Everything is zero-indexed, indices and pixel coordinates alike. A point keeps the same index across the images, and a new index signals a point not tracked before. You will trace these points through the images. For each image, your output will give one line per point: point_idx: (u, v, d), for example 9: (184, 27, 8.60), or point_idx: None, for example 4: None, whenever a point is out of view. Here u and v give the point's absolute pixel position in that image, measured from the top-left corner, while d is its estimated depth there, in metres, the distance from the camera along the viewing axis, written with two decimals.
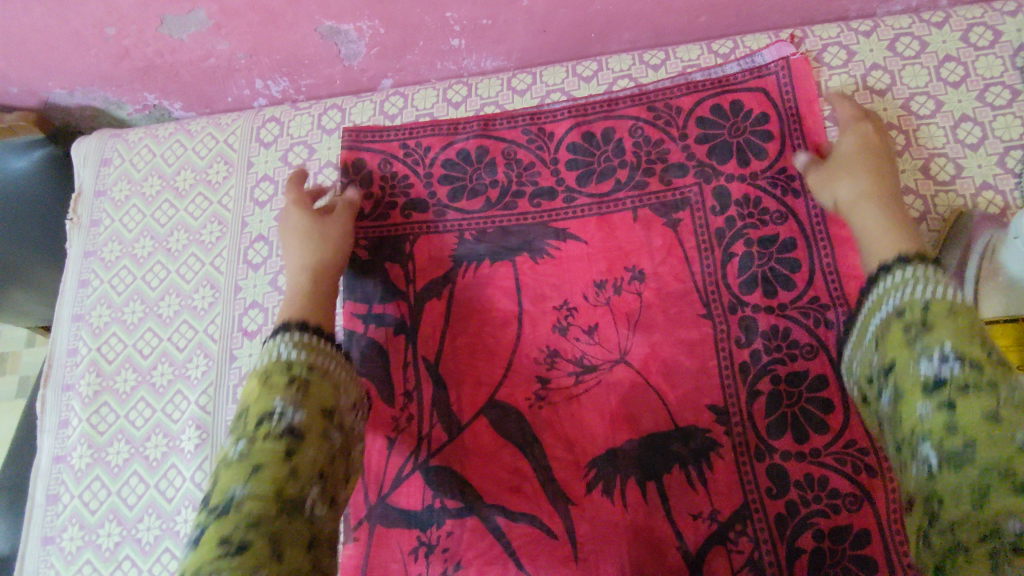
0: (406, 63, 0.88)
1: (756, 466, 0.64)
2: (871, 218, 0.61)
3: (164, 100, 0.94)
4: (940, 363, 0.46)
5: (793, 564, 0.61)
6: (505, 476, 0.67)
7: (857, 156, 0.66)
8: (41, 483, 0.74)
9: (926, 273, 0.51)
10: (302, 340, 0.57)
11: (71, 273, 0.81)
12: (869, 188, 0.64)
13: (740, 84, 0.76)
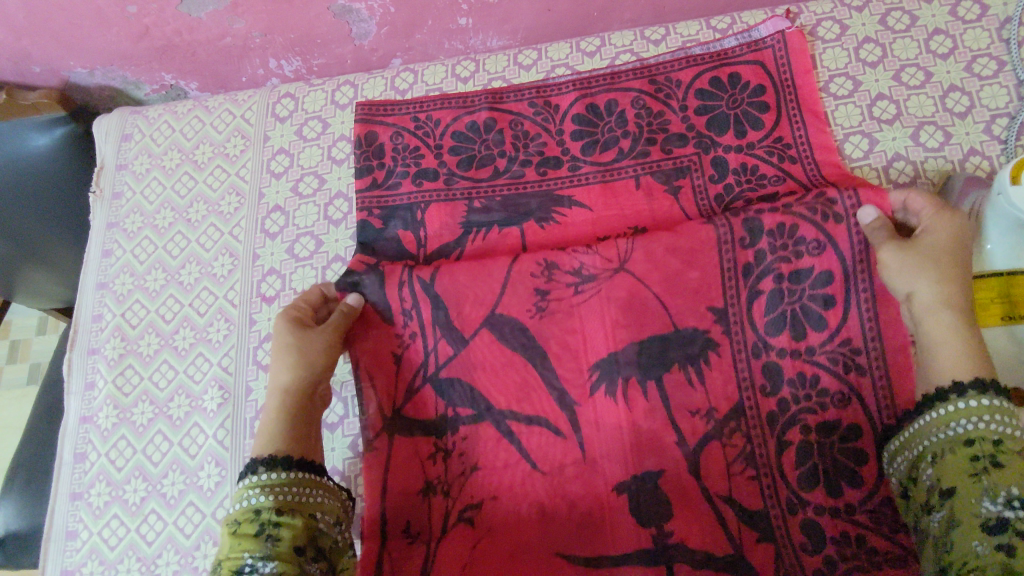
0: (416, 42, 0.91)
1: (753, 362, 0.66)
2: (948, 335, 0.58)
3: (181, 80, 0.97)
4: (1006, 507, 0.49)
5: (781, 455, 0.63)
6: (505, 392, 0.68)
7: (944, 254, 0.60)
8: (68, 442, 0.77)
9: (1002, 409, 0.53)
10: (273, 483, 0.57)
11: (95, 243, 0.84)
12: (948, 294, 0.59)
13: (740, 56, 0.80)
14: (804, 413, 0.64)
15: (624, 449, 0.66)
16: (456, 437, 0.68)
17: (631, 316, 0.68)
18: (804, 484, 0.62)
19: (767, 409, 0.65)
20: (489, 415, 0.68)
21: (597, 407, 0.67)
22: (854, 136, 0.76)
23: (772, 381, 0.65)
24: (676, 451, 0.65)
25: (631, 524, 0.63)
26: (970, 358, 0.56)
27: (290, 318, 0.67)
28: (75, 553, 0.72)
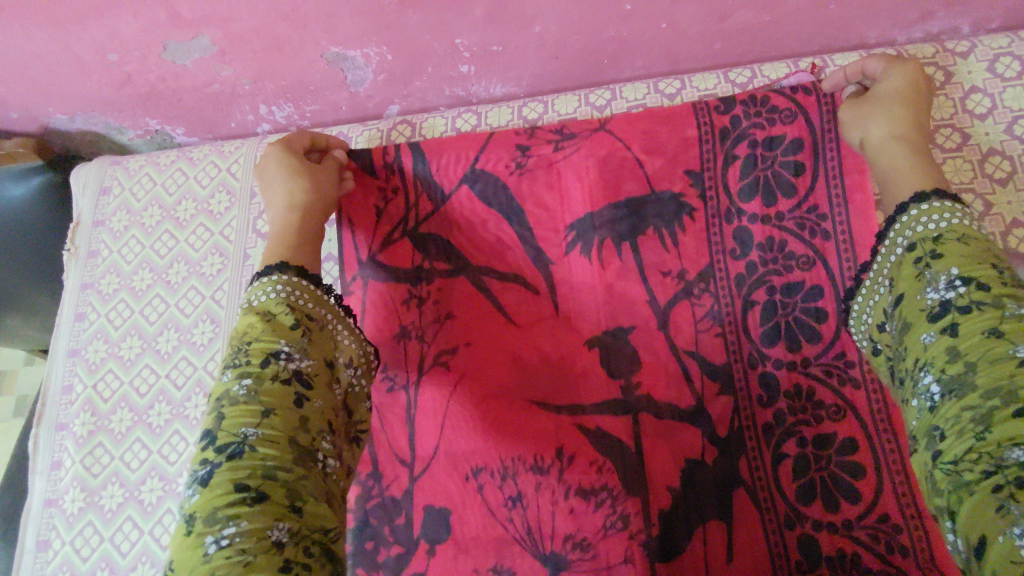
0: (414, 89, 0.86)
1: (749, 375, 0.62)
2: (901, 161, 0.54)
3: (166, 126, 0.92)
4: (947, 290, 0.45)
5: (778, 473, 0.59)
6: (492, 412, 0.65)
7: (898, 94, 0.58)
8: (31, 527, 0.71)
9: (948, 209, 0.49)
10: (295, 285, 0.55)
11: (68, 305, 0.79)
12: (899, 128, 0.56)
13: (771, 95, 0.69)
14: (800, 424, 0.60)
15: (598, 302, 0.67)
16: (430, 287, 0.69)
17: (627, 352, 0.65)
18: (802, 496, 0.58)
19: (764, 419, 0.61)
20: (464, 272, 0.69)
21: (572, 266, 0.68)
22: None
23: (742, 246, 0.65)
24: (647, 311, 0.65)
25: (601, 385, 0.65)
26: (921, 169, 0.53)
27: (283, 144, 0.65)
28: None
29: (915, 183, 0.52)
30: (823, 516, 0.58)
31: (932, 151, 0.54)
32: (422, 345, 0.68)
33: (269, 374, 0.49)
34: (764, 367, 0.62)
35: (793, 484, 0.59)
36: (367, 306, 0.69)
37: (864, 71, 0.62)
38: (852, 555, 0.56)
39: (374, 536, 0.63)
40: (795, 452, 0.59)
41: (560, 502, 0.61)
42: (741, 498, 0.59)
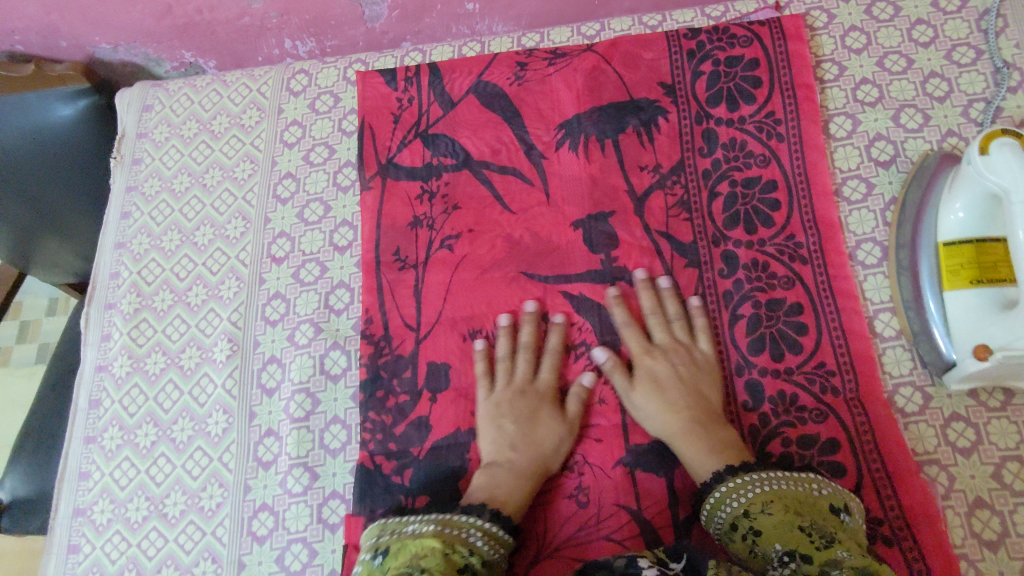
0: (424, 26, 0.96)
1: (714, 250, 0.76)
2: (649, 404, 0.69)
3: (199, 58, 1.02)
4: (780, 565, 0.53)
5: (734, 329, 0.73)
6: (498, 285, 0.78)
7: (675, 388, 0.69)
8: (84, 389, 0.81)
9: (763, 482, 0.59)
10: (490, 531, 0.60)
11: (116, 205, 0.90)
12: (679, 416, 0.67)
13: (746, 26, 0.84)
14: (755, 291, 0.74)
15: (584, 191, 0.80)
16: (440, 181, 0.83)
17: (603, 240, 0.78)
18: (753, 348, 0.72)
19: (723, 288, 0.75)
20: (466, 166, 0.83)
21: (562, 160, 0.82)
22: (837, 117, 0.81)
23: (708, 144, 0.80)
24: (625, 198, 0.80)
25: (584, 258, 0.78)
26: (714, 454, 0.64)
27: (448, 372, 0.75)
28: (87, 492, 0.76)
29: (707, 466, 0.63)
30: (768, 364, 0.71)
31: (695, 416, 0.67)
32: (431, 232, 0.81)
33: (458, 540, 0.58)
34: (726, 245, 0.76)
35: (745, 339, 0.72)
36: (388, 200, 0.83)
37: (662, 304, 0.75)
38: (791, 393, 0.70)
39: (384, 387, 0.75)
40: (748, 314, 0.73)
41: (545, 353, 0.75)
42: (699, 350, 0.73)
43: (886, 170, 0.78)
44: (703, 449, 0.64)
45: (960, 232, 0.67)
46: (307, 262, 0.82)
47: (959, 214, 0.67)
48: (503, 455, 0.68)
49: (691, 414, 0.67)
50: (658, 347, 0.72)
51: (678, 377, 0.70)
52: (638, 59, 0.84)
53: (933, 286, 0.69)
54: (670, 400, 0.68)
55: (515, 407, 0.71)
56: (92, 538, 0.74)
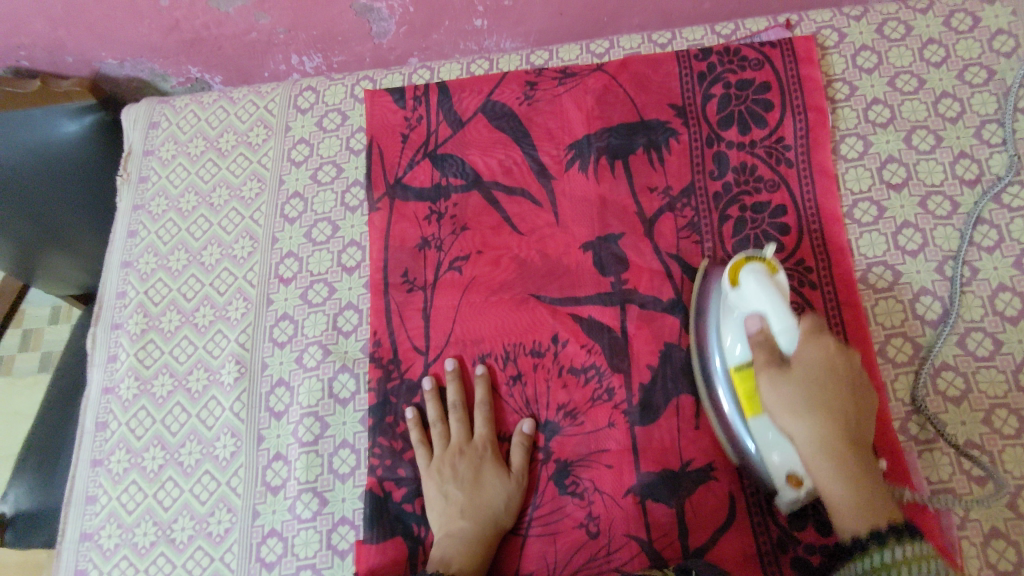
0: (432, 43, 0.96)
1: None
2: (836, 489, 0.55)
3: (206, 73, 1.01)
4: None
5: None
6: (507, 308, 0.77)
7: (816, 380, 0.57)
8: (90, 411, 0.80)
9: (913, 551, 0.50)
10: None
11: (122, 223, 0.89)
12: (831, 440, 0.56)
13: (757, 47, 0.83)
14: None
15: (594, 212, 0.80)
16: (449, 202, 0.82)
17: (614, 263, 0.78)
18: None
19: None
20: (476, 187, 0.83)
21: (571, 181, 0.82)
22: (848, 138, 0.80)
23: (718, 167, 0.80)
24: (634, 220, 0.79)
25: (594, 281, 0.77)
26: (868, 514, 0.54)
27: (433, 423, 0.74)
28: (94, 516, 0.76)
29: (857, 522, 0.54)
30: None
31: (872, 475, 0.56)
32: (440, 253, 0.81)
33: None
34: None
35: None
36: (396, 222, 0.82)
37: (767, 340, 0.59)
38: None
39: (395, 411, 0.75)
40: None
41: (554, 378, 0.74)
42: None
43: (898, 192, 0.77)
44: (840, 483, 0.55)
45: (730, 287, 0.63)
46: (315, 283, 0.82)
47: (734, 343, 0.63)
48: (452, 523, 0.68)
49: (847, 437, 0.57)
50: (796, 372, 0.58)
51: (816, 378, 0.57)
52: (648, 79, 0.84)
53: (733, 412, 0.64)
54: (837, 459, 0.56)
55: (458, 470, 0.71)
56: (99, 563, 0.74)
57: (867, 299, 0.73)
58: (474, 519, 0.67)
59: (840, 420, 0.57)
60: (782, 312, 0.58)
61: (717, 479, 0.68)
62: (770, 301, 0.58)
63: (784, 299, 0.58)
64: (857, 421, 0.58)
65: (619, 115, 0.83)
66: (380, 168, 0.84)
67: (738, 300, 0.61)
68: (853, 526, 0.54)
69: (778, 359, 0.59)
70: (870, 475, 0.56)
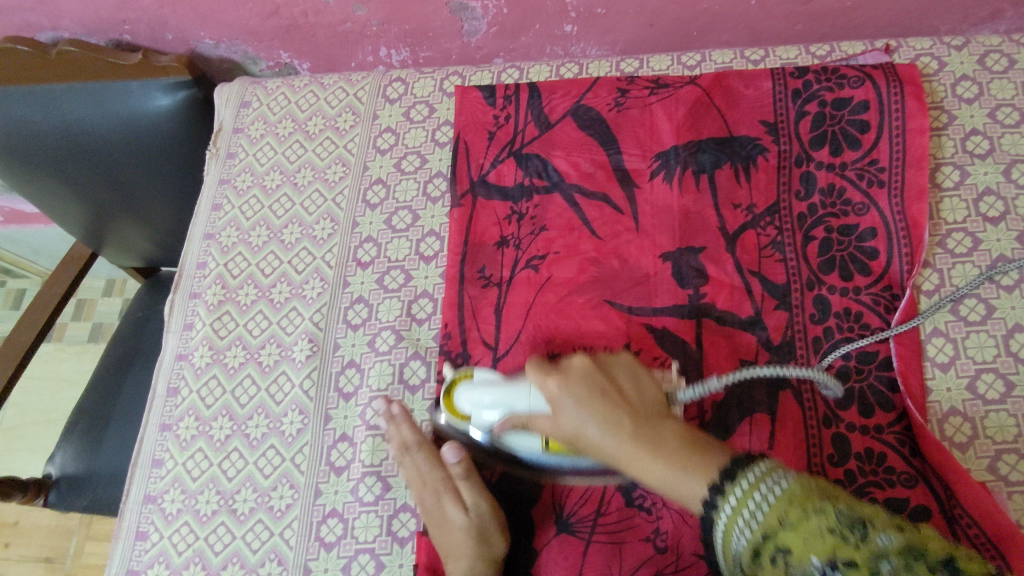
0: (519, 45, 0.96)
1: (806, 293, 0.75)
2: (653, 470, 0.54)
3: (295, 60, 1.04)
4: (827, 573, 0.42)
5: (822, 376, 0.71)
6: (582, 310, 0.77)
7: (589, 418, 0.58)
8: (162, 376, 0.82)
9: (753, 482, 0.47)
10: None
11: (207, 196, 0.91)
12: (627, 442, 0.56)
13: (858, 67, 0.81)
14: (845, 341, 0.72)
15: (676, 221, 0.79)
16: (530, 202, 0.83)
17: (692, 274, 0.77)
18: (841, 403, 0.70)
19: (814, 334, 0.73)
20: (558, 189, 0.83)
21: (655, 190, 0.81)
22: (945, 166, 0.78)
23: (805, 187, 0.79)
24: (716, 234, 0.78)
25: (670, 292, 0.77)
26: (695, 475, 0.52)
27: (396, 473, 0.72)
28: (159, 480, 0.77)
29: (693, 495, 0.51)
30: (856, 420, 0.69)
31: (654, 428, 0.57)
32: (518, 251, 0.81)
33: None
34: (819, 290, 0.75)
35: (834, 390, 0.70)
36: (477, 216, 0.83)
37: (525, 424, 0.64)
38: (879, 452, 0.67)
39: None
40: (837, 365, 0.71)
41: None
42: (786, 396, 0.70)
43: (995, 226, 0.75)
44: (681, 473, 0.52)
45: (538, 442, 0.66)
46: (391, 270, 0.83)
47: (517, 442, 0.67)
48: (441, 568, 0.66)
49: (629, 421, 0.57)
50: (581, 409, 0.59)
51: (598, 408, 0.58)
52: (740, 94, 0.83)
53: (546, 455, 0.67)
54: (598, 408, 0.58)
55: (428, 506, 0.69)
56: (160, 527, 0.74)
57: (956, 331, 0.71)
58: (460, 566, 0.65)
59: (606, 414, 0.58)
60: (517, 395, 0.64)
61: None
62: (499, 394, 0.65)
63: (507, 380, 0.66)
64: (612, 383, 0.61)
65: (708, 127, 0.82)
66: (464, 162, 0.85)
67: (472, 419, 0.68)
68: (689, 486, 0.52)
69: (544, 421, 0.62)
70: (646, 417, 0.58)
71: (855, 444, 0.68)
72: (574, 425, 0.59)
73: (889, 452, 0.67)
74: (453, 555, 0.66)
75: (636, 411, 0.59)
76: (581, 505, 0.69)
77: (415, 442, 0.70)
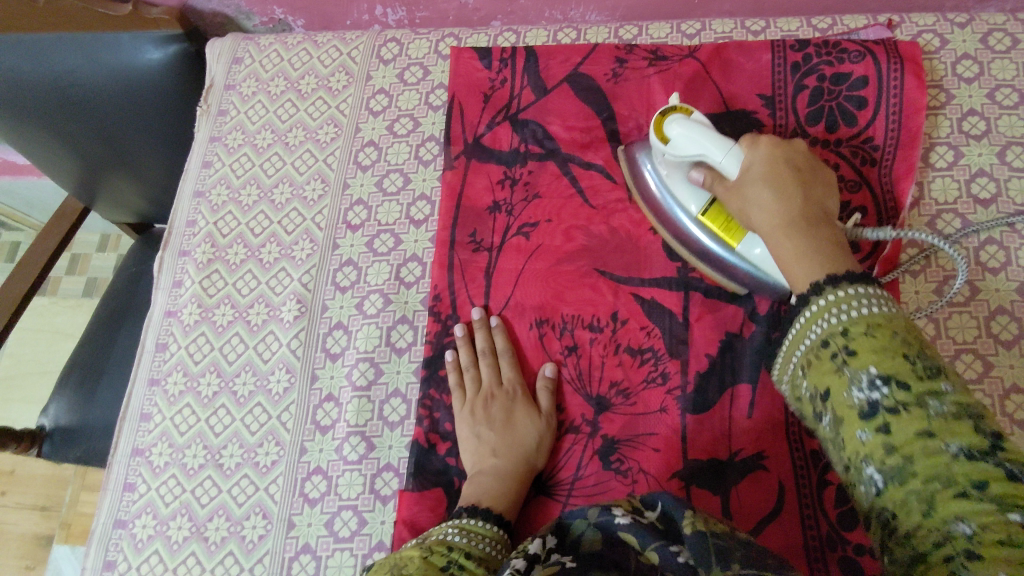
0: (518, 8, 0.95)
1: None
2: (840, 286, 0.52)
3: (290, 16, 1.02)
4: (869, 390, 0.47)
5: None
6: (570, 279, 0.77)
7: (760, 173, 0.62)
8: (152, 332, 0.82)
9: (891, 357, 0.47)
10: (462, 526, 0.60)
11: (198, 153, 0.91)
12: (801, 238, 0.57)
13: (859, 42, 0.80)
14: None
15: None
16: (524, 169, 0.82)
17: None
18: None
19: None
20: (551, 157, 0.82)
21: None
22: (939, 146, 0.78)
23: None
24: None
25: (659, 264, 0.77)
26: (862, 283, 0.52)
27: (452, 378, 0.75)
28: (147, 434, 0.78)
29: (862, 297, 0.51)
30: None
31: (832, 236, 0.57)
32: (509, 218, 0.80)
33: (437, 542, 0.57)
34: None
35: None
36: (468, 181, 0.82)
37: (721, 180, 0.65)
38: None
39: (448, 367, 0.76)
40: None
41: (611, 355, 0.74)
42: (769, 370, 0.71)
43: (985, 208, 0.75)
44: (826, 267, 0.55)
45: (700, 204, 0.69)
46: (381, 233, 0.83)
47: (688, 194, 0.70)
48: (483, 460, 0.69)
49: (816, 230, 0.58)
50: (775, 191, 0.60)
51: (781, 177, 0.61)
52: (739, 66, 0.82)
53: (699, 230, 0.70)
54: (779, 179, 0.61)
55: (487, 412, 0.72)
56: (148, 479, 0.76)
57: (939, 311, 0.72)
58: (496, 463, 0.68)
59: (802, 225, 0.58)
60: (716, 144, 0.64)
61: (768, 474, 0.67)
62: (706, 139, 0.65)
63: (709, 130, 0.65)
64: (808, 209, 0.60)
65: (705, 97, 0.82)
66: (457, 126, 0.85)
67: (671, 150, 0.67)
68: (849, 289, 0.52)
69: (725, 184, 0.65)
70: (829, 238, 0.57)
71: None
72: (774, 214, 0.59)
73: None
74: (506, 453, 0.69)
75: (813, 207, 0.60)
76: (559, 469, 0.71)
77: (515, 358, 0.75)
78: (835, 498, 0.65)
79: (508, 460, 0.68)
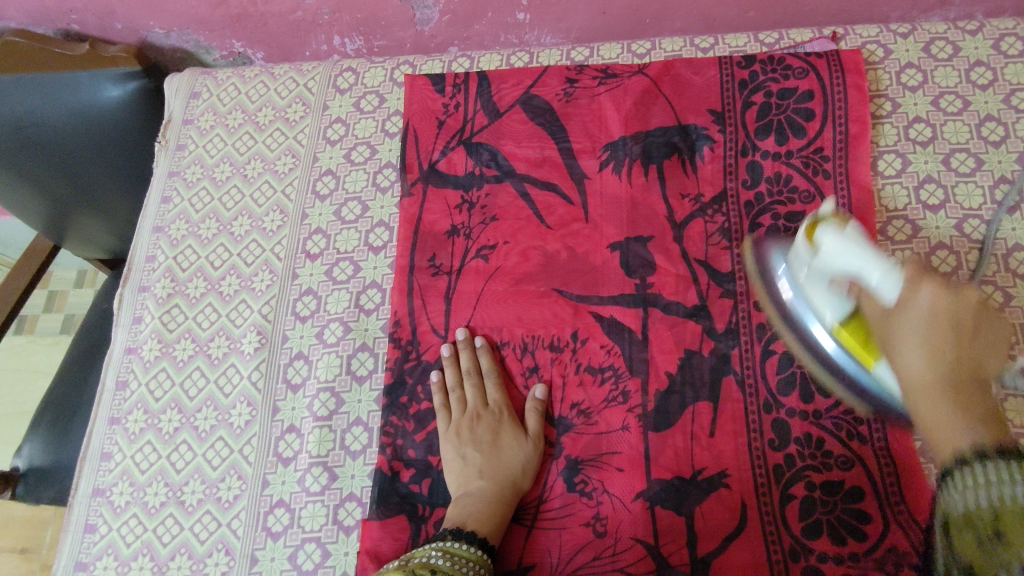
0: (473, 33, 0.96)
1: (752, 282, 0.75)
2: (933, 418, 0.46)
3: (249, 49, 1.03)
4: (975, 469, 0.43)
5: (765, 362, 0.71)
6: (529, 300, 0.77)
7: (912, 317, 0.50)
8: (112, 369, 0.82)
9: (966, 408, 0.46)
10: (446, 548, 0.61)
11: (156, 188, 0.91)
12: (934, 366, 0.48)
13: (803, 57, 0.82)
14: None
15: (623, 211, 0.80)
16: (481, 192, 0.83)
17: (636, 261, 0.77)
18: (783, 387, 0.70)
19: (758, 320, 0.73)
20: (507, 179, 0.83)
21: (603, 179, 0.82)
22: (886, 154, 0.79)
23: (752, 176, 0.79)
24: (662, 223, 0.79)
25: (616, 281, 0.77)
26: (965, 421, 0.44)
27: (440, 401, 0.74)
28: (108, 473, 0.77)
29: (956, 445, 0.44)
30: (797, 404, 0.69)
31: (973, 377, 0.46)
32: (467, 241, 0.81)
33: (418, 565, 0.58)
34: None
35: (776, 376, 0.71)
36: (426, 206, 0.83)
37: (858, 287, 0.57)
38: (818, 437, 0.68)
39: (409, 393, 0.76)
40: (781, 351, 0.71)
41: (571, 374, 0.74)
42: (729, 383, 0.71)
43: (934, 214, 0.76)
44: (950, 407, 0.45)
45: (837, 315, 0.61)
46: (340, 261, 0.83)
47: (823, 303, 0.62)
48: (469, 483, 0.68)
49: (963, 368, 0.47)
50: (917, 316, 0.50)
51: (934, 319, 0.49)
52: (689, 83, 0.84)
53: (851, 363, 0.62)
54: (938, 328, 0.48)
55: (473, 435, 0.71)
56: (109, 519, 0.75)
57: None
58: (482, 485, 0.68)
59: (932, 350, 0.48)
60: (875, 264, 0.55)
61: (729, 488, 0.67)
62: (860, 259, 0.56)
63: (872, 252, 0.56)
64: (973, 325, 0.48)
65: (657, 114, 0.83)
66: (413, 151, 0.85)
67: (821, 256, 0.60)
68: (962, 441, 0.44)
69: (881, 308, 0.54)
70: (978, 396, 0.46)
71: (795, 429, 0.68)
72: (897, 299, 0.52)
73: (828, 437, 0.67)
74: (491, 476, 0.68)
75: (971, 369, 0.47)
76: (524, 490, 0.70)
77: (501, 380, 0.75)
78: (799, 511, 0.65)
79: (494, 482, 0.68)
